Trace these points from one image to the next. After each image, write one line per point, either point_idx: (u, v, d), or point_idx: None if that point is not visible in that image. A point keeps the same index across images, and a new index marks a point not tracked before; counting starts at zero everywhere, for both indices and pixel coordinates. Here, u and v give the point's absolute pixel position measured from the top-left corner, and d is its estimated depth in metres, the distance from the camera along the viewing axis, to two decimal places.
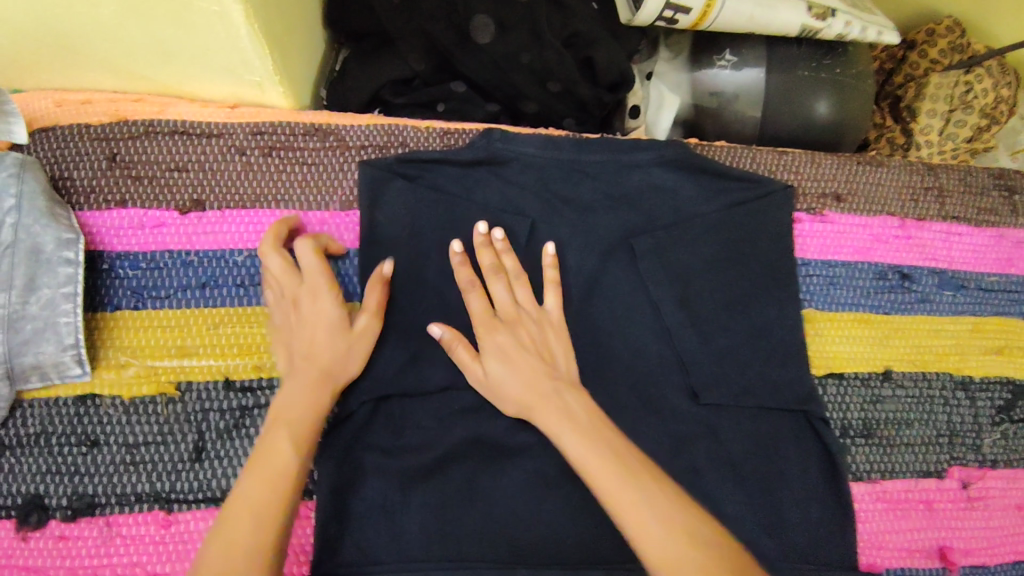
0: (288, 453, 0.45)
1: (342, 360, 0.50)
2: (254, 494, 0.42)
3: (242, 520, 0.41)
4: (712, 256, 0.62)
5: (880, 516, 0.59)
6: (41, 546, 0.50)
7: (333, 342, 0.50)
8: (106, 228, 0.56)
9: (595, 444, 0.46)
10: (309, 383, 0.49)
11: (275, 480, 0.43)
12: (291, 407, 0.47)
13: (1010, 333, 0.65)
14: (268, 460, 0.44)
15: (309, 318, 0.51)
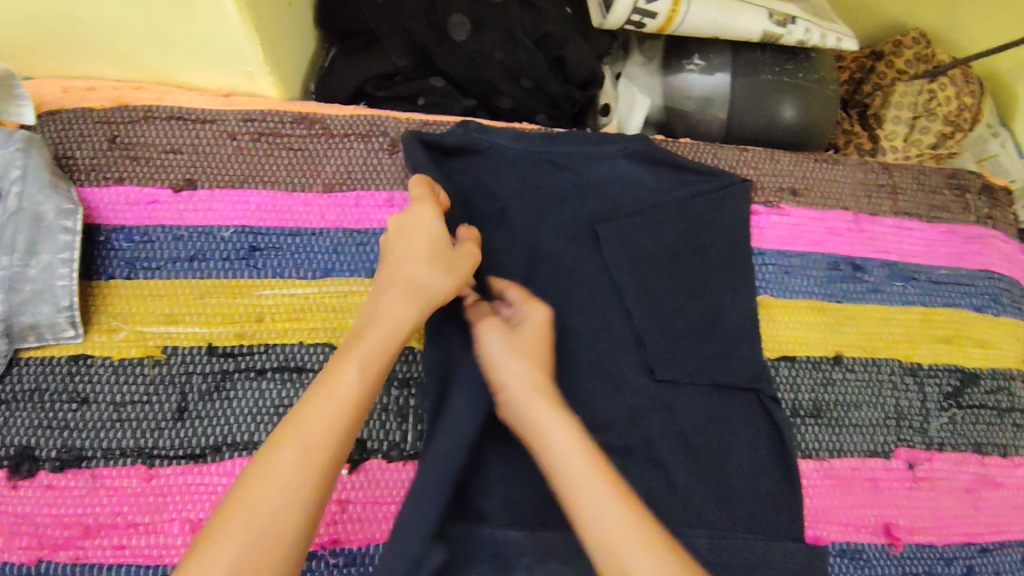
0: (356, 382, 0.45)
1: (444, 282, 0.50)
2: (313, 424, 0.43)
3: (299, 440, 0.43)
4: (672, 243, 0.65)
5: (826, 492, 0.62)
6: (30, 494, 0.53)
7: (436, 264, 0.51)
8: (105, 203, 0.60)
9: (591, 482, 0.46)
10: (401, 300, 0.49)
11: (337, 411, 0.44)
12: (371, 329, 0.48)
13: (960, 323, 0.68)
14: (331, 390, 0.45)
15: (415, 237, 0.51)
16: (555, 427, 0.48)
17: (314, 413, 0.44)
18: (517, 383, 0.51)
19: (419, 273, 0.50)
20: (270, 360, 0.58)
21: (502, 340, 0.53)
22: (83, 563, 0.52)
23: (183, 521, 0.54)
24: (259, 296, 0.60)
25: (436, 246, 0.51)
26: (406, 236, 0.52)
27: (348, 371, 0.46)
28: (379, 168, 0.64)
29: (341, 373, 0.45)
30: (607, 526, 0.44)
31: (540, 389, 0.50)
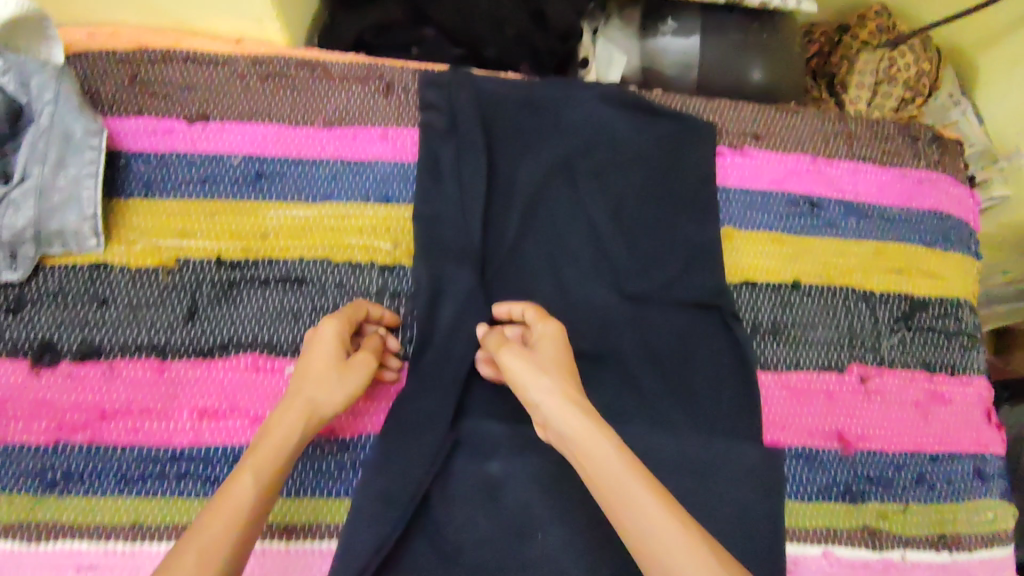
0: (251, 490, 0.47)
1: (333, 398, 0.53)
2: (209, 532, 0.44)
3: (192, 552, 0.43)
4: (644, 178, 0.71)
5: (784, 401, 0.67)
6: (53, 382, 0.59)
7: (327, 381, 0.53)
8: (126, 132, 0.66)
9: (634, 486, 0.47)
10: (295, 416, 0.51)
11: (232, 522, 0.45)
12: (269, 438, 0.50)
13: (910, 256, 0.74)
14: (229, 499, 0.46)
15: (318, 351, 0.55)
16: (593, 434, 0.49)
17: (207, 520, 0.45)
18: (551, 401, 0.51)
19: (313, 386, 0.53)
20: (273, 272, 0.64)
21: (524, 361, 0.54)
22: (100, 444, 0.58)
23: (192, 408, 0.60)
24: (263, 215, 0.66)
25: (330, 362, 0.54)
26: (308, 353, 0.55)
27: (245, 480, 0.47)
28: (374, 107, 0.70)
29: (237, 481, 0.47)
30: (652, 524, 0.45)
31: (575, 402, 0.51)
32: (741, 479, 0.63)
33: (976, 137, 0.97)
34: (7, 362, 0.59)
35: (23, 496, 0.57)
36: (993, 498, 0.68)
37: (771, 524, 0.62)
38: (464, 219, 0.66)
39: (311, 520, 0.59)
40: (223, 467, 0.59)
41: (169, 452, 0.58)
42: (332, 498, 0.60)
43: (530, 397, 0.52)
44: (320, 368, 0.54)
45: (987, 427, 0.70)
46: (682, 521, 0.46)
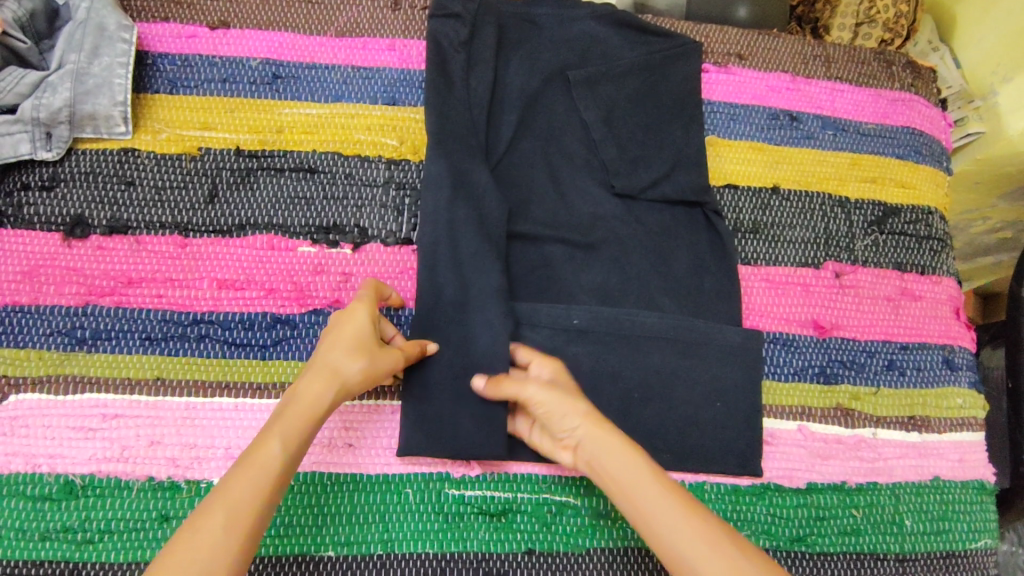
0: (279, 456, 0.49)
1: (363, 374, 0.54)
2: (240, 492, 0.47)
3: (221, 510, 0.46)
4: (636, 88, 0.75)
5: (763, 291, 0.72)
6: (83, 252, 0.64)
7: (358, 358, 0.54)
8: (153, 35, 0.71)
9: (651, 490, 0.51)
10: (324, 388, 0.53)
11: (263, 482, 0.48)
12: (298, 409, 0.52)
13: (885, 167, 0.78)
14: (258, 461, 0.48)
15: (349, 326, 0.55)
16: (609, 446, 0.53)
17: (237, 481, 0.47)
18: (586, 428, 0.54)
19: (343, 360, 0.54)
20: (288, 162, 0.69)
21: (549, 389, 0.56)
22: (127, 307, 0.63)
23: (211, 279, 0.64)
24: (278, 113, 0.70)
25: (363, 341, 0.55)
26: (339, 331, 0.55)
27: (273, 446, 0.49)
28: (383, 21, 0.74)
29: (266, 447, 0.49)
30: (677, 535, 0.48)
31: (605, 426, 0.55)
32: (721, 357, 0.67)
33: (952, 78, 0.89)
34: (41, 232, 0.64)
35: (53, 352, 0.61)
36: (962, 386, 0.73)
37: (748, 397, 0.67)
38: (466, 115, 0.69)
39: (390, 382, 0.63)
40: (239, 331, 0.63)
41: (190, 316, 0.63)
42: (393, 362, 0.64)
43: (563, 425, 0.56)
44: (349, 343, 0.55)
45: (955, 321, 0.75)
46: (711, 529, 0.48)
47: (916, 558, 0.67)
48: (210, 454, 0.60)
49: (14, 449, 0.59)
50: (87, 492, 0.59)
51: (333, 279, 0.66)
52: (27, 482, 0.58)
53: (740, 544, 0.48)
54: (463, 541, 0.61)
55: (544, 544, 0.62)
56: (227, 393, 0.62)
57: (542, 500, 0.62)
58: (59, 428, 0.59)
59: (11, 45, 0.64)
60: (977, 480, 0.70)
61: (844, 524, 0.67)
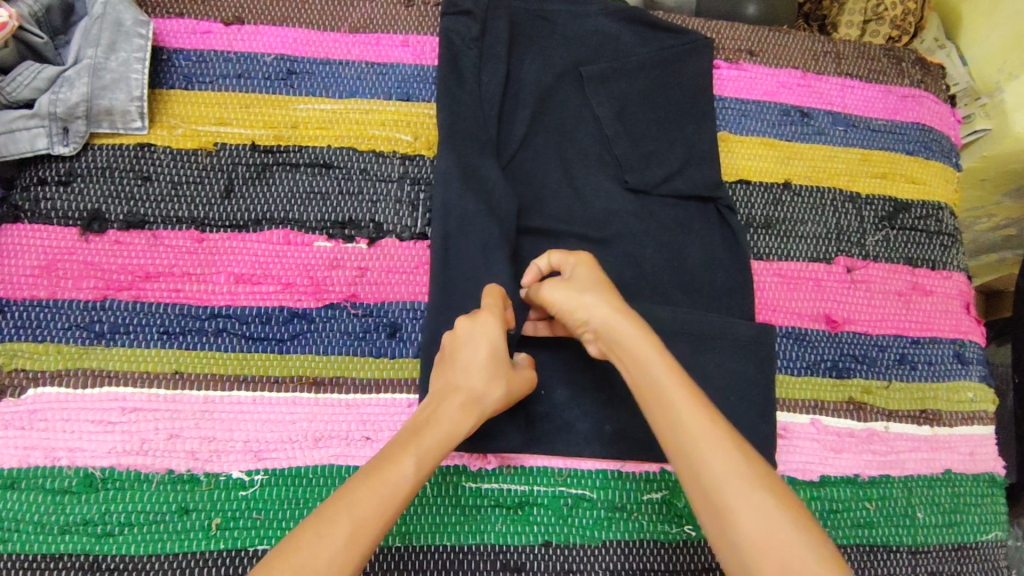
0: (410, 477, 0.50)
1: (498, 396, 0.56)
2: (363, 506, 0.47)
3: (343, 518, 0.46)
4: (647, 84, 0.75)
5: (775, 286, 0.72)
6: (101, 246, 0.64)
7: (492, 380, 0.56)
8: (168, 31, 0.71)
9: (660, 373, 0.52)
10: (461, 411, 0.54)
11: (388, 500, 0.48)
12: (431, 430, 0.53)
13: (895, 162, 0.78)
14: (390, 478, 0.49)
15: (487, 349, 0.57)
16: (628, 332, 0.55)
17: (361, 493, 0.48)
18: (602, 313, 0.56)
19: (480, 383, 0.56)
20: (304, 157, 0.69)
21: (562, 289, 0.59)
22: (144, 301, 0.63)
23: (229, 274, 0.64)
24: (292, 108, 0.70)
25: (498, 361, 0.57)
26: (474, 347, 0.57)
27: (405, 465, 0.50)
28: (397, 17, 0.75)
29: (398, 465, 0.50)
30: (684, 420, 0.50)
31: (620, 313, 0.56)
32: (734, 351, 0.68)
33: (957, 74, 0.88)
34: (58, 228, 0.64)
35: (71, 346, 0.62)
36: (973, 380, 0.73)
37: (762, 391, 0.68)
38: (480, 112, 0.70)
39: (406, 376, 0.64)
40: (256, 325, 0.64)
41: (207, 311, 0.63)
42: (406, 358, 0.64)
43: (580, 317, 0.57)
44: (485, 366, 0.56)
45: (965, 316, 0.75)
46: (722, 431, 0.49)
47: (929, 550, 0.68)
48: (229, 447, 0.60)
49: (32, 443, 0.59)
50: (107, 485, 0.59)
51: (350, 274, 0.66)
52: (46, 476, 0.59)
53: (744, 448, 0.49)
54: (480, 534, 0.61)
55: (561, 536, 0.62)
56: (245, 387, 0.62)
57: (559, 493, 0.63)
58: (78, 422, 0.60)
59: (28, 40, 0.64)
60: (988, 473, 0.71)
61: (857, 517, 0.67)
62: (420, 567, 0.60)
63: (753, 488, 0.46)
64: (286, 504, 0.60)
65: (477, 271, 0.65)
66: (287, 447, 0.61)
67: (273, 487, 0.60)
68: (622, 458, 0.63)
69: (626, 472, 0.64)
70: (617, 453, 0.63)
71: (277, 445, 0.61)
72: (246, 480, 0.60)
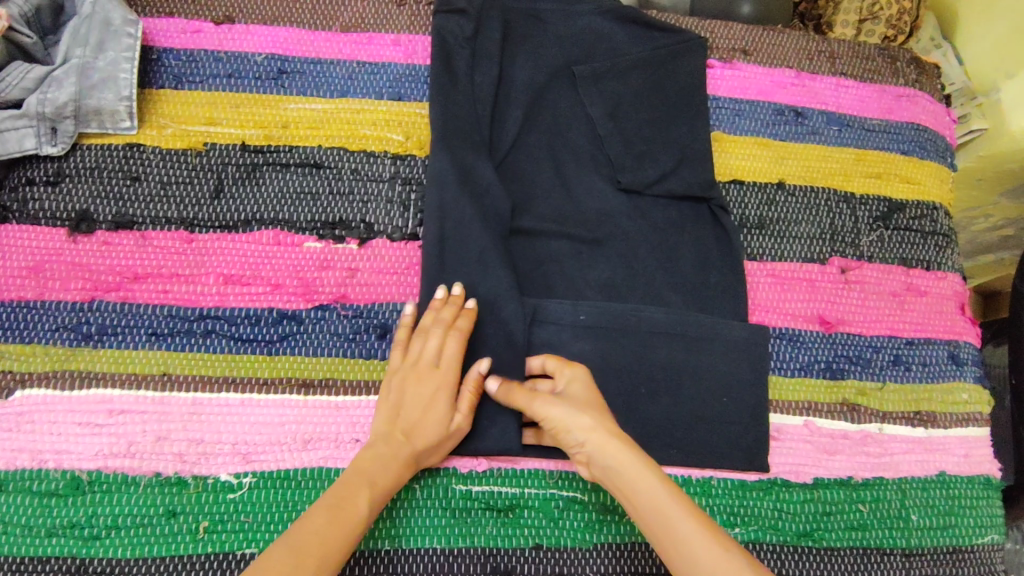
0: (362, 515, 0.54)
1: (428, 448, 0.58)
2: (328, 537, 0.51)
3: (311, 545, 0.50)
4: (641, 84, 0.74)
5: (769, 287, 0.72)
6: (88, 247, 0.64)
7: (430, 439, 0.58)
8: (158, 30, 0.71)
9: (670, 504, 0.51)
10: (397, 457, 0.57)
11: (346, 534, 0.52)
12: (382, 467, 0.56)
13: (889, 162, 0.78)
14: (348, 512, 0.53)
15: (422, 398, 0.59)
16: (632, 462, 0.53)
17: (327, 525, 0.51)
18: (599, 443, 0.54)
19: (415, 433, 0.58)
20: (294, 157, 0.68)
21: (564, 406, 0.55)
22: (133, 302, 0.63)
23: (218, 275, 0.64)
24: (282, 108, 0.70)
25: (433, 412, 0.58)
26: (427, 381, 0.59)
27: (361, 503, 0.54)
28: (389, 16, 0.74)
29: (354, 501, 0.54)
30: (701, 553, 0.49)
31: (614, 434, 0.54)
32: (728, 352, 0.67)
33: (954, 75, 0.88)
34: (45, 228, 0.64)
35: (59, 347, 0.61)
36: (967, 381, 0.73)
37: (756, 393, 0.67)
38: (472, 111, 0.69)
39: None
40: (245, 326, 0.63)
41: (196, 312, 0.63)
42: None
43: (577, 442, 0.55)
44: (419, 417, 0.58)
45: (960, 317, 0.75)
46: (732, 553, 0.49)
47: (922, 553, 0.67)
48: (217, 450, 0.60)
49: (19, 445, 0.59)
50: (93, 488, 0.58)
51: (340, 275, 0.65)
52: (34, 478, 0.58)
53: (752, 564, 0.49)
54: (471, 537, 0.61)
55: (551, 539, 0.62)
56: (234, 389, 0.62)
57: (550, 495, 0.63)
58: (65, 424, 0.59)
59: (17, 40, 0.63)
60: (983, 475, 0.70)
61: (851, 519, 0.67)
62: (409, 570, 0.60)
63: None
64: (274, 506, 0.59)
65: (468, 271, 0.64)
66: (275, 449, 0.61)
67: (262, 489, 0.60)
68: None
69: None
70: None
71: (266, 448, 0.60)
72: (234, 482, 0.60)
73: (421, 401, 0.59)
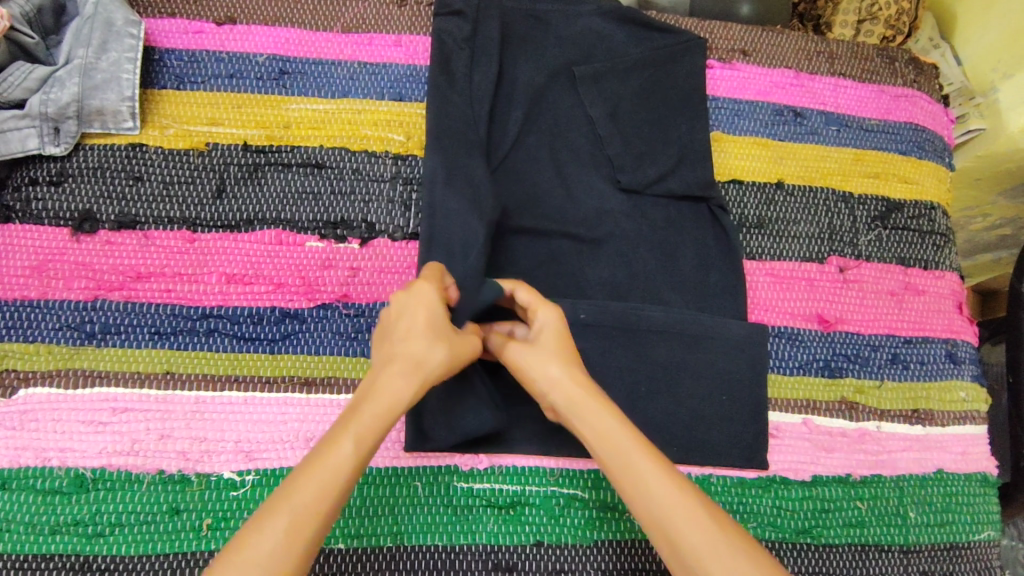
0: (350, 456, 0.46)
1: (442, 358, 0.50)
2: (308, 491, 0.44)
3: (286, 508, 0.44)
4: (640, 85, 0.75)
5: (768, 286, 0.72)
6: (91, 247, 0.64)
7: (438, 345, 0.50)
8: (160, 31, 0.71)
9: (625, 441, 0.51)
10: (401, 378, 0.48)
11: (331, 482, 0.45)
12: (364, 403, 0.47)
13: (888, 162, 0.78)
14: (327, 462, 0.45)
15: (419, 310, 0.51)
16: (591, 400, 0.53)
17: (306, 477, 0.45)
18: (571, 390, 0.53)
19: (416, 348, 0.49)
20: (296, 157, 0.69)
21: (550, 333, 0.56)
22: (136, 301, 0.63)
23: (220, 274, 0.64)
24: (284, 108, 0.70)
25: (439, 324, 0.51)
26: (402, 304, 0.51)
27: (345, 445, 0.46)
28: (390, 16, 0.74)
29: (338, 444, 0.46)
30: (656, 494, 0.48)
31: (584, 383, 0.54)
32: (727, 350, 0.68)
33: (952, 75, 0.88)
34: (48, 228, 0.64)
35: (63, 347, 0.62)
36: (965, 379, 0.73)
37: (755, 391, 0.68)
38: (472, 111, 0.69)
39: None
40: (248, 325, 0.64)
41: (199, 311, 0.63)
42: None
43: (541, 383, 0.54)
44: (419, 328, 0.50)
45: (958, 315, 0.75)
46: (693, 507, 0.48)
47: (920, 550, 0.68)
48: (220, 447, 0.60)
49: (24, 444, 0.59)
50: (98, 485, 0.59)
51: (342, 274, 0.66)
52: (37, 476, 0.59)
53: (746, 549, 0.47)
54: (472, 534, 0.61)
55: (552, 536, 0.62)
56: (237, 387, 0.62)
57: (550, 493, 0.63)
58: (69, 422, 0.60)
59: (20, 40, 0.63)
60: (981, 472, 0.71)
61: (849, 516, 0.67)
62: (411, 567, 0.60)
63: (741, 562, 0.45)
64: None
65: None
66: (278, 447, 0.61)
67: (264, 487, 0.60)
68: None
69: None
70: None
71: (268, 445, 0.61)
72: (237, 480, 0.60)
73: (414, 319, 0.50)
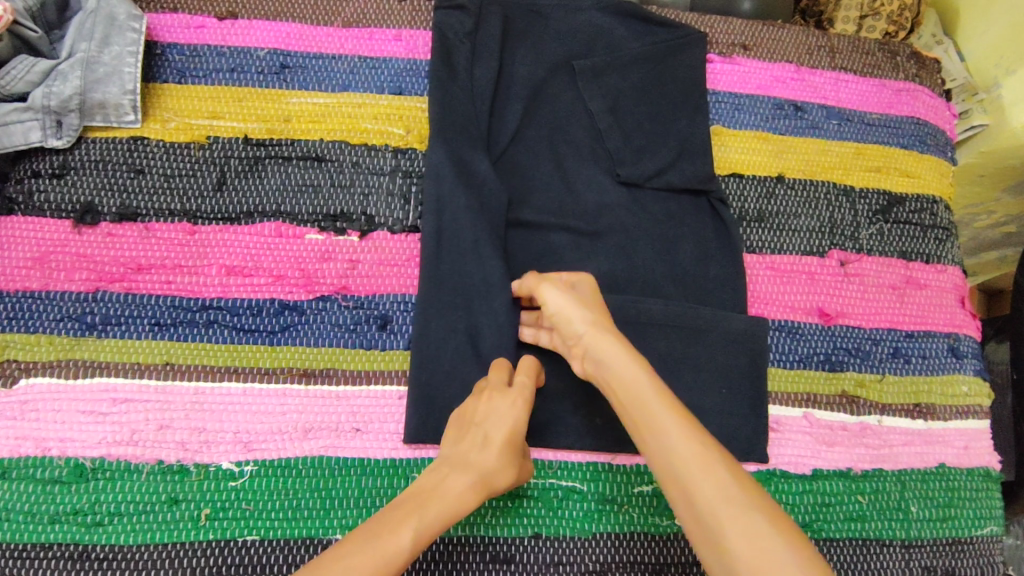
0: (408, 549, 0.48)
1: (508, 480, 0.54)
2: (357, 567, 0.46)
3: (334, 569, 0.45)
4: (640, 78, 0.75)
5: (768, 279, 0.72)
6: (93, 239, 0.64)
7: (508, 466, 0.54)
8: (162, 25, 0.71)
9: (647, 389, 0.52)
10: (472, 489, 0.53)
11: (382, 566, 0.47)
12: (436, 503, 0.51)
13: (890, 156, 0.78)
14: (388, 548, 0.48)
15: (508, 425, 0.55)
16: (617, 354, 0.55)
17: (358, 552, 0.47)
18: (591, 339, 0.56)
19: (491, 462, 0.54)
20: (296, 151, 0.69)
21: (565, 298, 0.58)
22: (136, 293, 0.64)
23: (220, 266, 0.65)
24: (284, 102, 0.71)
25: (517, 441, 0.55)
26: (492, 414, 0.55)
27: (403, 536, 0.49)
28: (390, 10, 0.75)
29: (397, 534, 0.48)
30: (670, 439, 0.49)
31: (609, 334, 0.56)
32: (728, 344, 0.68)
33: (954, 71, 0.88)
34: (50, 220, 0.64)
35: (63, 337, 0.62)
36: (968, 374, 0.73)
37: (754, 384, 0.67)
38: (472, 105, 0.70)
39: (396, 368, 0.64)
40: (247, 317, 0.64)
41: (199, 303, 0.64)
42: (396, 350, 0.65)
43: (572, 331, 0.57)
44: (502, 442, 0.54)
45: (960, 310, 0.75)
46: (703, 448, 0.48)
47: (922, 544, 0.68)
48: (219, 438, 0.61)
49: (23, 433, 0.59)
50: (97, 475, 0.59)
51: (341, 266, 0.66)
52: (37, 466, 0.59)
53: (764, 503, 0.46)
54: (470, 526, 0.61)
55: (551, 528, 0.62)
56: (236, 378, 0.62)
57: (549, 485, 0.63)
58: (69, 412, 0.60)
59: (23, 34, 0.64)
60: (984, 467, 0.70)
61: (849, 510, 0.67)
62: None
63: (752, 512, 0.45)
64: (275, 495, 0.60)
65: (468, 263, 0.65)
66: (277, 438, 0.61)
67: (263, 478, 0.60)
68: (613, 450, 0.63)
69: (617, 465, 0.64)
70: (606, 445, 0.63)
71: (267, 436, 0.61)
72: (235, 471, 0.60)
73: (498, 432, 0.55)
